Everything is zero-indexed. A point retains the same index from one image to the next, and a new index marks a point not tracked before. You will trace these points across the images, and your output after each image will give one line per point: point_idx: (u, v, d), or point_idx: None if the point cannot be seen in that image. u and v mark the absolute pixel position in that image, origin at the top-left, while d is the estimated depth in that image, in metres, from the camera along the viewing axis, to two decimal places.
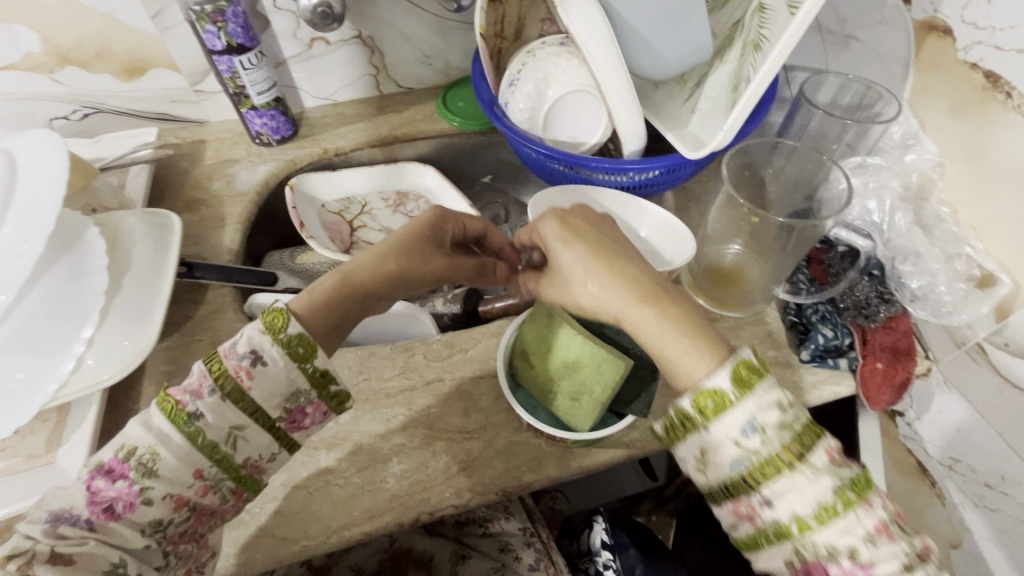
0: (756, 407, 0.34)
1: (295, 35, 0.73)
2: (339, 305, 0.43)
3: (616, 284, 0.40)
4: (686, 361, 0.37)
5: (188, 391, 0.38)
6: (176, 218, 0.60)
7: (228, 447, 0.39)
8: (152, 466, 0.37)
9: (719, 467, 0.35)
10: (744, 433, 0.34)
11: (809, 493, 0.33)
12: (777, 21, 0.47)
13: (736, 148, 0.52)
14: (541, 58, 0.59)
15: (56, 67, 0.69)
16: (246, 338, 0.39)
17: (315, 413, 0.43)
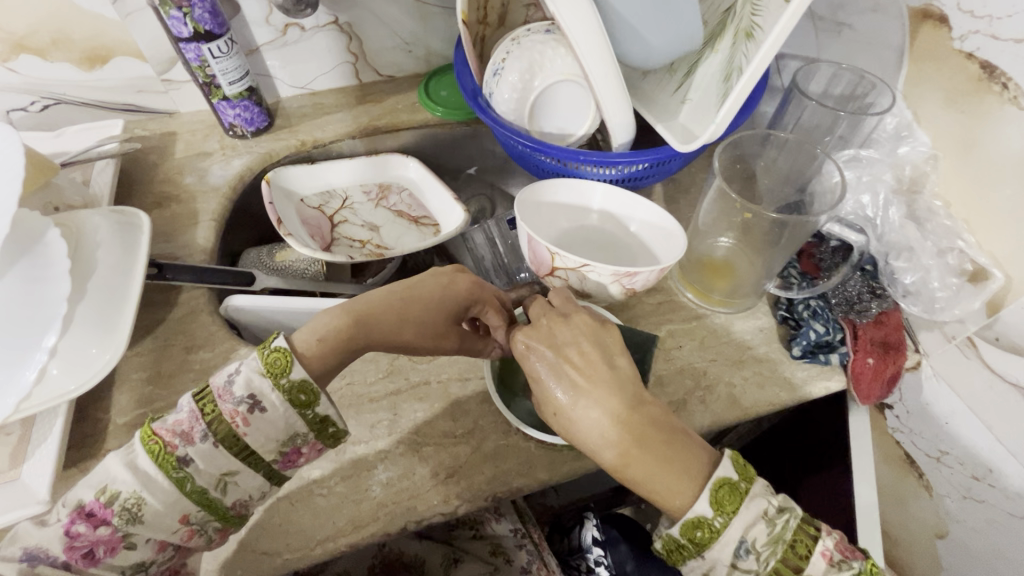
0: (743, 528, 0.38)
1: (268, 21, 0.70)
2: (341, 354, 0.43)
3: (603, 415, 0.40)
4: (668, 491, 0.39)
5: (178, 433, 0.39)
6: (146, 216, 0.57)
7: (218, 493, 0.39)
8: (136, 513, 0.37)
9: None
10: (739, 554, 0.38)
11: None
12: (770, 9, 0.45)
13: (727, 142, 0.51)
14: (526, 47, 0.57)
15: (11, 56, 0.65)
16: (243, 381, 0.39)
17: (310, 452, 0.42)
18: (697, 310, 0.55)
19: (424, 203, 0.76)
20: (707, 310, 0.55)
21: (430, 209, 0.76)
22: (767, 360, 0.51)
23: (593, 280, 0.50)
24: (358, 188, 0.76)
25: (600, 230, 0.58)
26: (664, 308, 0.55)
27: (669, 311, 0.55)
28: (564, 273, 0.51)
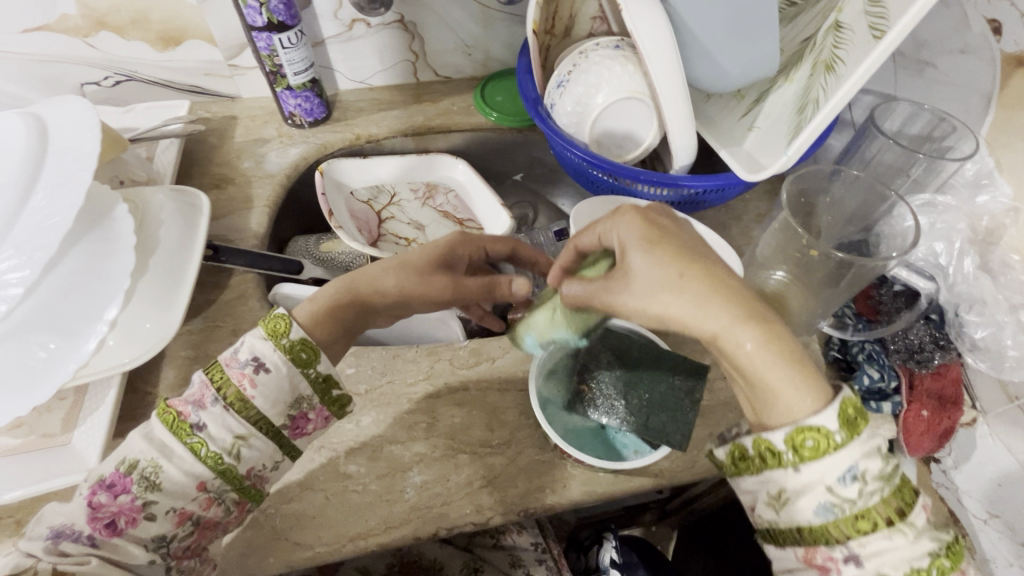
0: (861, 454, 0.32)
1: (336, 15, 0.71)
2: (346, 321, 0.45)
3: (712, 297, 0.34)
4: (786, 396, 0.33)
5: (190, 402, 0.40)
6: (204, 198, 0.59)
7: (232, 459, 0.39)
8: (156, 480, 0.38)
9: (806, 517, 0.32)
10: (842, 479, 0.32)
11: (905, 554, 0.31)
12: (854, 42, 0.44)
13: (795, 176, 0.49)
14: (594, 61, 0.56)
15: (92, 32, 0.67)
16: (247, 346, 0.41)
17: (317, 419, 0.43)
18: None
19: (469, 207, 0.76)
20: None
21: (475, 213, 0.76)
22: None
23: None
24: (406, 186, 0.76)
25: None
26: None
27: None
28: None
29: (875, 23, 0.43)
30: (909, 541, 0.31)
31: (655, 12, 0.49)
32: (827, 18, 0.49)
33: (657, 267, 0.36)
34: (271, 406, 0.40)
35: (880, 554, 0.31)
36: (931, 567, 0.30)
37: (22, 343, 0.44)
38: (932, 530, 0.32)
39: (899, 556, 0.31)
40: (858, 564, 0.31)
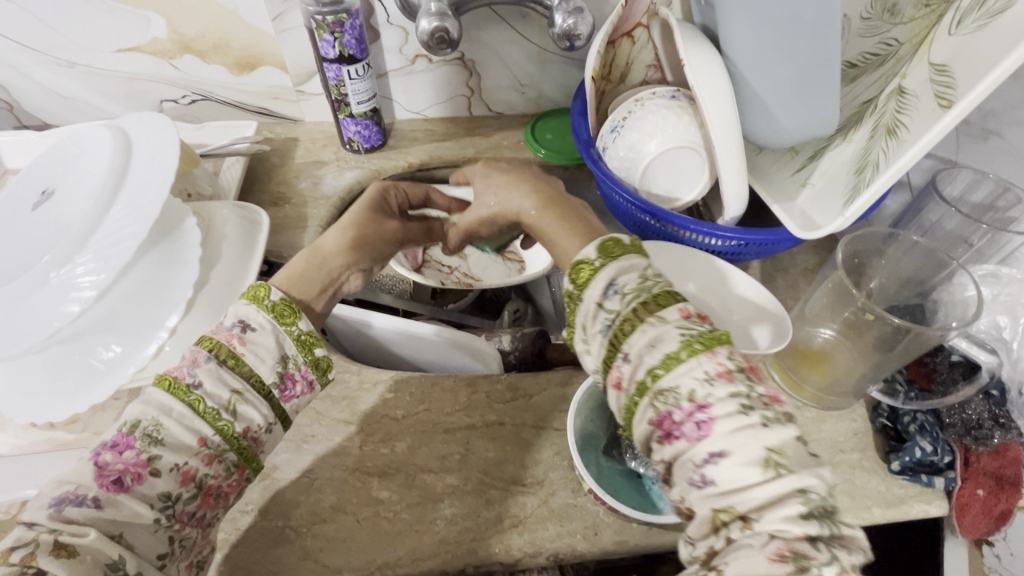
0: (615, 273, 0.37)
1: (401, 50, 0.74)
2: (308, 268, 0.47)
3: (519, 197, 0.51)
4: (568, 248, 0.44)
5: (184, 365, 0.38)
6: (264, 214, 0.62)
7: (229, 415, 0.38)
8: (159, 437, 0.36)
9: (596, 339, 0.36)
10: (607, 295, 0.36)
11: (655, 342, 0.33)
12: (919, 109, 0.44)
13: (851, 235, 0.49)
14: (650, 109, 0.58)
15: (177, 55, 0.72)
16: (232, 313, 0.41)
17: (301, 383, 0.42)
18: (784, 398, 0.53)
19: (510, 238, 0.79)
20: (795, 398, 0.53)
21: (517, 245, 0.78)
22: (861, 468, 0.48)
23: None
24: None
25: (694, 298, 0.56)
26: None
27: None
28: None
29: (942, 91, 0.43)
30: (658, 332, 0.33)
31: (716, 66, 0.50)
32: (891, 83, 0.50)
33: (494, 182, 0.54)
34: (261, 363, 0.40)
35: (635, 348, 0.33)
36: (682, 349, 0.32)
37: (89, 344, 0.47)
38: (682, 322, 0.33)
39: (655, 347, 0.33)
40: (631, 363, 0.33)
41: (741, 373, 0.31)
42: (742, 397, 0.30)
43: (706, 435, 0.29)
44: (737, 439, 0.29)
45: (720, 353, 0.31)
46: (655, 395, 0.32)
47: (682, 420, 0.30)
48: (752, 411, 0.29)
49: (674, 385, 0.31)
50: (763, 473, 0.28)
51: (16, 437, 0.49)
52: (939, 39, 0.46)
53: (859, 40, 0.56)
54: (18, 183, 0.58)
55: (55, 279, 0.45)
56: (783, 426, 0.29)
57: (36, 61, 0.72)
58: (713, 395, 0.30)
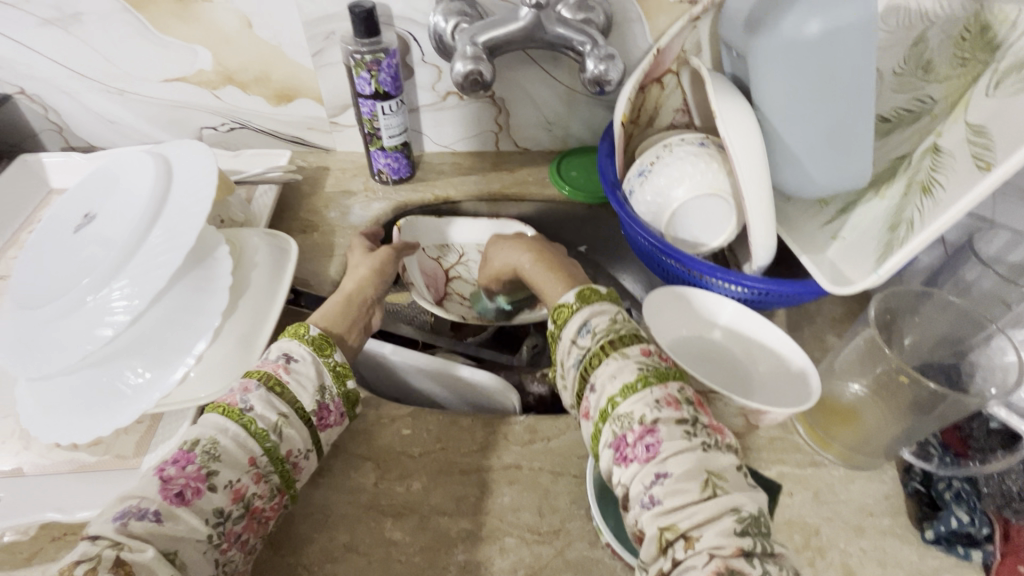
0: (588, 316, 0.46)
1: (434, 87, 0.76)
2: (347, 308, 0.56)
3: (521, 251, 0.61)
4: (551, 294, 0.54)
5: (235, 391, 0.43)
6: (294, 243, 0.63)
7: (275, 437, 0.42)
8: (217, 454, 0.39)
9: (570, 371, 0.46)
10: (580, 334, 0.46)
11: (619, 376, 0.41)
12: (955, 170, 0.44)
13: (883, 295, 0.49)
14: (678, 155, 0.58)
15: (219, 85, 0.75)
16: (276, 347, 0.47)
17: (336, 413, 0.46)
18: (811, 454, 0.51)
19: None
20: (821, 455, 0.51)
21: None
22: (892, 536, 0.46)
23: None
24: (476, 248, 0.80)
25: (722, 346, 0.57)
26: (777, 446, 0.52)
27: (782, 451, 0.51)
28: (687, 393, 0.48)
29: (980, 154, 0.42)
30: (620, 366, 0.42)
31: (747, 118, 0.50)
32: (925, 140, 0.50)
33: (505, 239, 0.65)
34: (303, 391, 0.45)
35: (600, 379, 0.42)
36: (638, 381, 0.41)
37: (118, 368, 0.48)
38: (641, 359, 0.42)
39: (616, 377, 0.42)
40: (596, 392, 0.42)
41: (684, 403, 0.40)
42: (685, 423, 0.39)
43: (655, 456, 0.38)
44: (679, 461, 0.37)
45: (670, 386, 0.41)
46: (615, 421, 0.40)
47: (636, 443, 0.39)
48: (693, 438, 0.38)
49: (630, 410, 0.40)
50: (702, 490, 0.36)
51: (38, 456, 0.49)
52: (976, 100, 0.46)
53: (892, 95, 0.55)
54: (62, 205, 0.60)
55: (93, 303, 0.47)
56: (720, 453, 0.38)
57: (88, 87, 0.76)
58: (659, 418, 0.39)
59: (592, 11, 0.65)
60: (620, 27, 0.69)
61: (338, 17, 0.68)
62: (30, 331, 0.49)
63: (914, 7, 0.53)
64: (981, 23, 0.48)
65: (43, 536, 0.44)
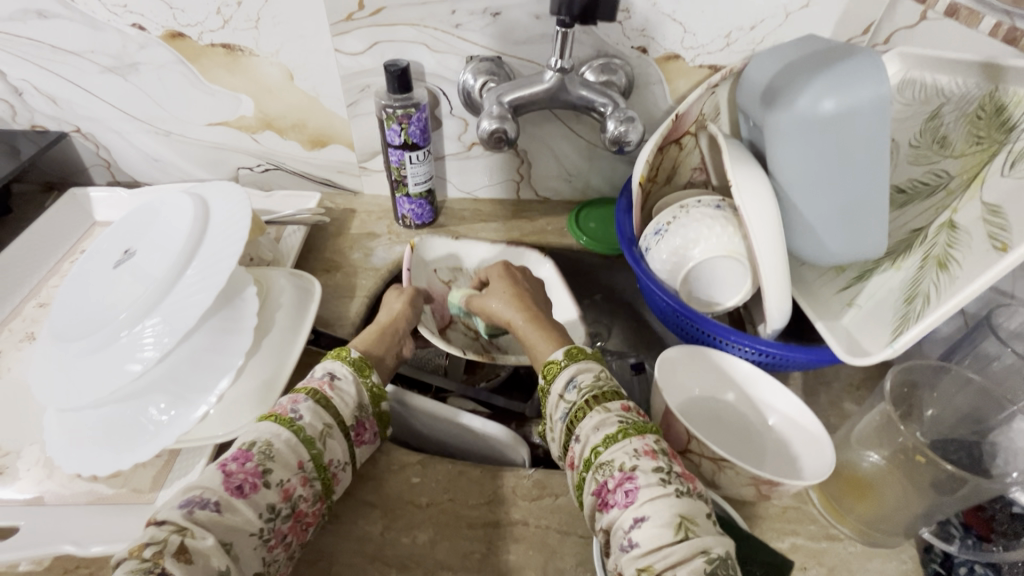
0: (575, 371, 0.48)
1: (460, 138, 0.80)
2: (383, 335, 0.59)
3: (515, 304, 0.60)
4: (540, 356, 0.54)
5: (285, 403, 0.46)
6: (317, 284, 0.65)
7: (320, 445, 0.45)
8: (271, 454, 0.42)
9: (557, 424, 0.46)
10: (567, 389, 0.47)
11: (601, 427, 0.43)
12: (971, 248, 0.44)
13: (902, 366, 0.50)
14: (696, 217, 0.58)
15: (258, 130, 0.80)
16: (320, 368, 0.51)
17: (370, 432, 0.50)
18: (827, 527, 0.50)
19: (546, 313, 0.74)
20: (837, 528, 0.50)
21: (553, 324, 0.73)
22: None
23: (728, 475, 0.46)
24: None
25: (735, 409, 0.56)
26: (791, 516, 0.51)
27: (795, 521, 0.50)
28: (697, 458, 0.48)
29: (993, 233, 0.43)
30: (602, 419, 0.43)
31: (762, 188, 0.52)
32: (941, 215, 0.51)
33: (501, 290, 0.63)
34: (345, 406, 0.48)
35: (584, 431, 0.43)
36: (619, 431, 0.42)
37: (143, 403, 0.50)
38: (621, 414, 0.43)
39: (596, 428, 0.43)
40: (580, 442, 0.43)
41: (661, 451, 0.41)
42: (661, 471, 0.39)
43: (633, 501, 0.38)
44: (655, 506, 0.37)
45: (648, 436, 0.41)
46: (596, 469, 0.41)
47: (616, 488, 0.39)
48: (668, 484, 0.38)
49: (610, 458, 0.41)
50: (675, 534, 0.36)
51: (59, 485, 0.51)
52: (991, 178, 0.47)
53: (908, 166, 0.56)
54: (104, 241, 0.63)
55: (126, 339, 0.49)
56: (693, 501, 0.38)
57: (137, 128, 0.81)
58: (639, 466, 0.39)
59: (615, 74, 0.69)
60: (641, 89, 0.72)
61: (374, 72, 0.73)
62: (66, 363, 0.51)
63: (930, 82, 0.54)
64: (995, 103, 0.48)
65: (56, 567, 0.45)
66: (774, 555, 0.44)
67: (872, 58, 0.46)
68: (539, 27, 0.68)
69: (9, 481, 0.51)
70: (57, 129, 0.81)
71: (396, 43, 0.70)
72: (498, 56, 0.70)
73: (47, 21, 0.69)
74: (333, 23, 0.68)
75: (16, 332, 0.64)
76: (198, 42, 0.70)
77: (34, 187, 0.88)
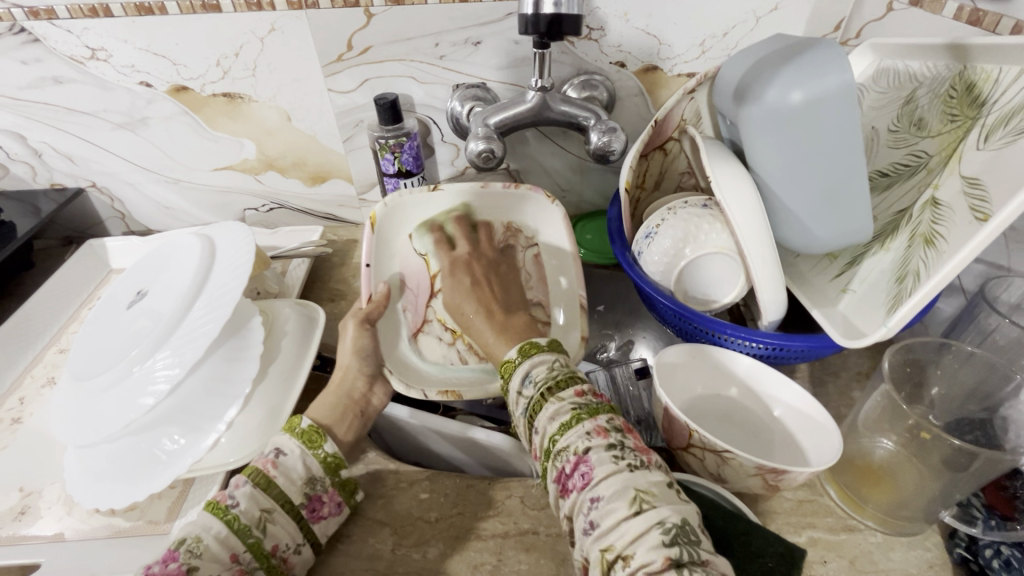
0: (531, 365, 0.47)
1: (453, 163, 0.83)
2: (337, 400, 0.56)
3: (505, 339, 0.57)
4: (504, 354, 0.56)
5: (227, 489, 0.45)
6: (322, 311, 0.67)
7: (259, 532, 0.44)
8: (199, 551, 0.41)
9: (520, 419, 0.45)
10: (524, 385, 0.46)
11: (555, 414, 0.42)
12: (955, 222, 0.45)
13: (899, 343, 0.49)
14: (683, 217, 0.58)
15: (261, 171, 0.84)
16: (269, 443, 0.49)
17: (331, 503, 0.49)
18: (845, 518, 0.49)
19: (546, 283, 0.67)
20: (857, 520, 0.49)
21: (549, 293, 0.67)
22: None
23: (733, 466, 0.46)
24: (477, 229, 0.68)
25: (740, 404, 0.56)
26: (806, 509, 0.50)
27: (811, 514, 0.49)
28: (701, 453, 0.48)
29: (975, 207, 0.44)
30: (557, 409, 0.42)
31: (743, 184, 0.53)
32: (924, 193, 0.52)
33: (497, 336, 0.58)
34: (290, 486, 0.47)
35: (541, 421, 0.42)
36: (571, 417, 0.41)
37: (157, 436, 0.52)
38: (574, 399, 0.42)
39: (552, 414, 0.42)
40: (539, 432, 0.42)
41: (614, 430, 0.40)
42: (613, 449, 0.38)
43: (589, 482, 0.37)
44: (608, 483, 0.36)
45: (599, 417, 0.40)
46: (555, 456, 0.40)
47: (573, 473, 0.38)
48: (619, 460, 0.38)
49: (566, 444, 0.39)
50: (630, 507, 0.35)
51: (79, 521, 0.52)
52: (967, 153, 0.48)
53: (888, 150, 0.57)
54: (118, 284, 0.66)
55: (139, 372, 0.51)
56: (645, 472, 0.37)
57: (148, 178, 0.85)
58: (591, 446, 0.39)
59: (596, 89, 0.72)
60: (623, 102, 0.75)
61: (366, 108, 0.76)
62: (85, 398, 0.53)
63: (902, 68, 0.54)
64: (966, 81, 0.49)
65: None
66: (786, 545, 0.44)
67: (834, 47, 0.48)
68: (519, 52, 0.71)
69: (32, 520, 0.53)
70: (74, 185, 0.86)
71: (386, 78, 0.73)
72: (484, 83, 0.73)
73: (62, 86, 0.74)
74: (324, 64, 0.71)
75: (37, 378, 0.67)
76: (201, 93, 0.75)
77: (55, 242, 0.94)
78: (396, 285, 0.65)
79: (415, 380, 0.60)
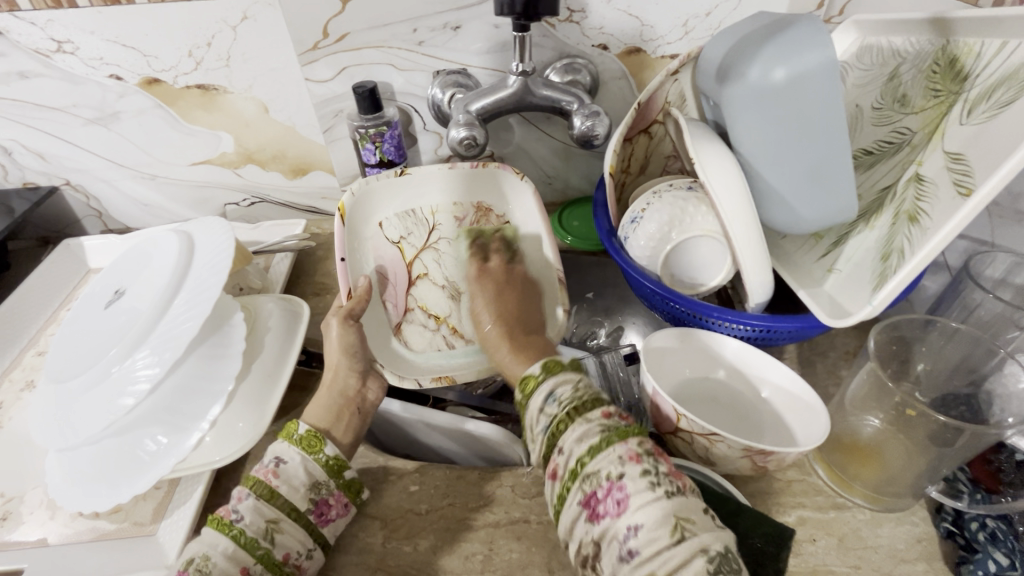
0: (555, 384, 0.45)
1: (436, 151, 0.81)
2: (332, 402, 0.54)
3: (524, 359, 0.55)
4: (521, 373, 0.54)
5: (231, 504, 0.44)
6: (305, 305, 0.66)
7: (267, 542, 0.43)
8: (207, 569, 0.40)
9: (539, 436, 0.44)
10: (547, 402, 0.45)
11: (584, 437, 0.40)
12: (938, 197, 0.45)
13: (886, 321, 0.49)
14: (668, 201, 0.57)
15: (240, 164, 0.82)
16: (269, 452, 0.48)
17: (338, 505, 0.48)
18: (833, 496, 0.49)
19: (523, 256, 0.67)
20: (844, 497, 0.49)
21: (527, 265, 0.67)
22: None
23: (721, 449, 0.46)
24: (449, 213, 0.68)
25: (728, 386, 0.56)
26: (796, 489, 0.50)
27: (801, 493, 0.50)
28: (689, 436, 0.47)
29: (958, 181, 0.44)
30: (585, 430, 0.41)
31: (729, 165, 0.52)
32: (908, 170, 0.51)
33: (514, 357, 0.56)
34: (294, 493, 0.46)
35: (566, 442, 0.41)
36: (602, 441, 0.40)
37: (140, 437, 0.51)
38: (602, 421, 0.41)
39: (580, 438, 0.41)
40: (563, 454, 0.41)
41: (647, 455, 0.39)
42: (649, 475, 0.38)
43: (625, 510, 0.36)
44: (647, 512, 0.36)
45: (631, 440, 0.39)
46: (583, 479, 0.39)
47: (606, 498, 0.37)
48: (658, 487, 0.37)
49: (596, 469, 0.38)
50: (671, 536, 0.35)
51: (63, 525, 0.52)
52: (951, 128, 0.47)
53: (872, 128, 0.56)
54: (96, 284, 0.65)
55: (117, 373, 0.49)
56: (683, 499, 0.37)
57: (124, 175, 0.83)
58: (626, 473, 0.38)
59: (579, 73, 0.71)
60: (606, 85, 0.74)
61: (345, 97, 0.74)
62: (63, 400, 0.52)
63: (886, 45, 0.54)
64: (949, 56, 0.49)
65: None
66: (774, 526, 0.44)
67: (815, 23, 0.47)
68: (499, 36, 0.69)
69: (15, 526, 0.52)
70: (47, 184, 0.84)
71: (365, 66, 0.71)
72: (464, 69, 0.72)
73: (29, 81, 0.72)
74: (300, 53, 0.69)
75: (16, 381, 0.66)
76: (174, 85, 0.73)
77: (31, 243, 0.92)
78: (376, 278, 0.65)
79: (406, 371, 0.61)
